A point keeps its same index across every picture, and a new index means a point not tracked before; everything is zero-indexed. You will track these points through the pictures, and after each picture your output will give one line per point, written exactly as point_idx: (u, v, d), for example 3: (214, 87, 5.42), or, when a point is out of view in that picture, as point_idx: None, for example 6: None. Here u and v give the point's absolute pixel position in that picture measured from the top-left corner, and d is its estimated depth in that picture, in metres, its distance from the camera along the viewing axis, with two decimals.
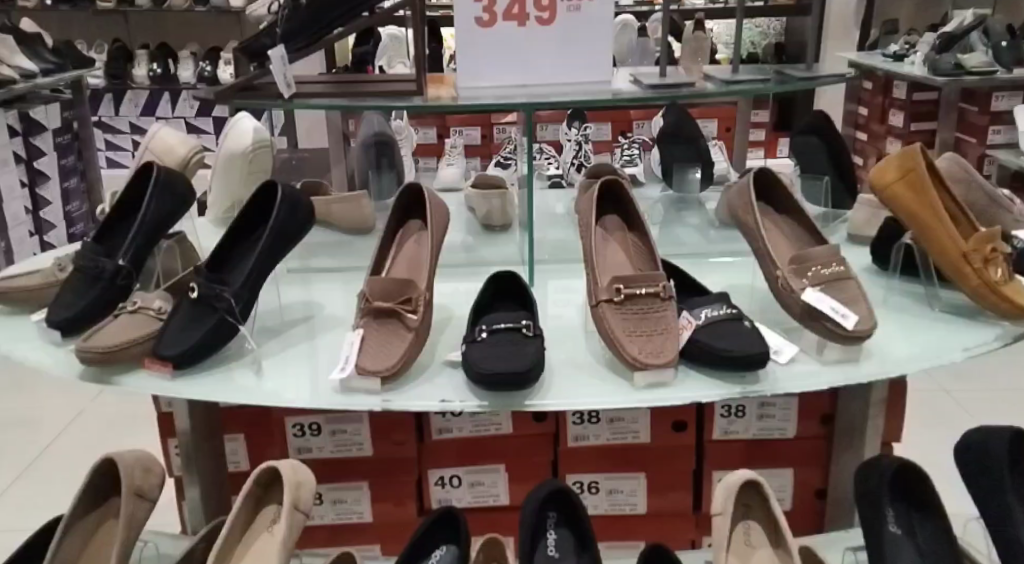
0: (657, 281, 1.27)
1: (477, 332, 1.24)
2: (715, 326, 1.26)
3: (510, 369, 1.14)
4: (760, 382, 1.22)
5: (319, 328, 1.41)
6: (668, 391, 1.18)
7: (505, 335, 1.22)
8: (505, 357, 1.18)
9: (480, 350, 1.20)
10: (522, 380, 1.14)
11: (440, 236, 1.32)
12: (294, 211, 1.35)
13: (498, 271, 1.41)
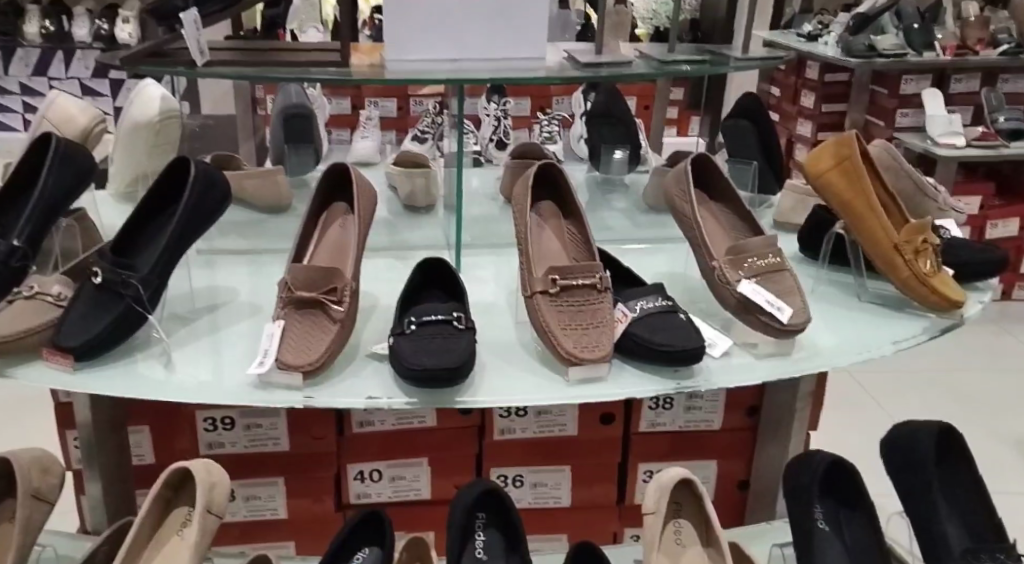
0: (594, 273, 1.23)
1: (405, 324, 1.18)
2: (652, 319, 1.23)
3: (442, 366, 1.09)
4: (694, 377, 1.21)
5: (232, 317, 1.33)
6: (603, 388, 1.16)
7: (435, 329, 1.17)
8: (436, 353, 1.12)
9: (409, 344, 1.15)
10: (453, 377, 1.09)
11: (367, 221, 1.24)
12: (209, 187, 1.23)
13: (427, 257, 1.34)
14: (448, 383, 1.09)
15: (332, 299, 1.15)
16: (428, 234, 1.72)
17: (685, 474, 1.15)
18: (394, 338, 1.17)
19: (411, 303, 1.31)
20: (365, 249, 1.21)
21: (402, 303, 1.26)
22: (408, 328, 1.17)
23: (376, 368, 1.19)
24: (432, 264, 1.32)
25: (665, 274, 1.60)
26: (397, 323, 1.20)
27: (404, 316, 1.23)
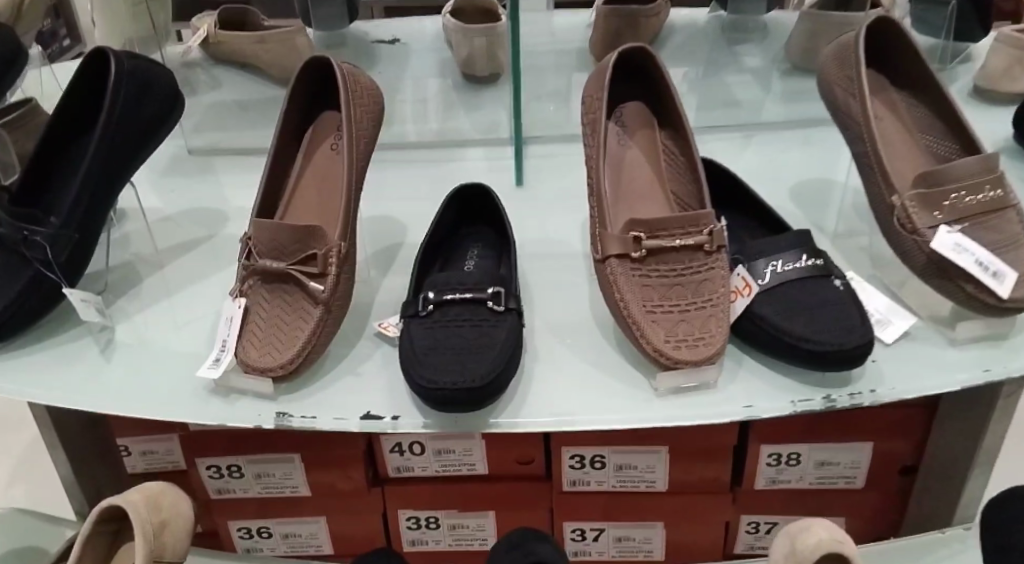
0: (702, 222, 0.79)
1: (420, 303, 0.80)
2: (790, 297, 0.80)
3: (461, 382, 0.72)
4: (853, 384, 0.78)
5: (207, 268, 0.99)
6: (708, 408, 0.76)
7: (464, 313, 0.79)
8: (459, 357, 0.75)
9: (423, 339, 0.77)
10: (478, 398, 0.72)
11: (363, 142, 0.83)
12: (141, 97, 0.88)
13: (464, 186, 0.95)
14: (472, 408, 0.72)
15: (310, 269, 0.77)
16: (489, 132, 1.31)
17: (830, 539, 0.74)
18: (404, 323, 0.80)
19: (437, 255, 0.93)
20: (358, 188, 0.82)
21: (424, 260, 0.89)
22: (423, 310, 0.80)
23: (380, 362, 0.83)
24: (476, 192, 0.95)
25: (808, 191, 1.14)
26: (410, 297, 0.83)
27: (422, 286, 0.86)
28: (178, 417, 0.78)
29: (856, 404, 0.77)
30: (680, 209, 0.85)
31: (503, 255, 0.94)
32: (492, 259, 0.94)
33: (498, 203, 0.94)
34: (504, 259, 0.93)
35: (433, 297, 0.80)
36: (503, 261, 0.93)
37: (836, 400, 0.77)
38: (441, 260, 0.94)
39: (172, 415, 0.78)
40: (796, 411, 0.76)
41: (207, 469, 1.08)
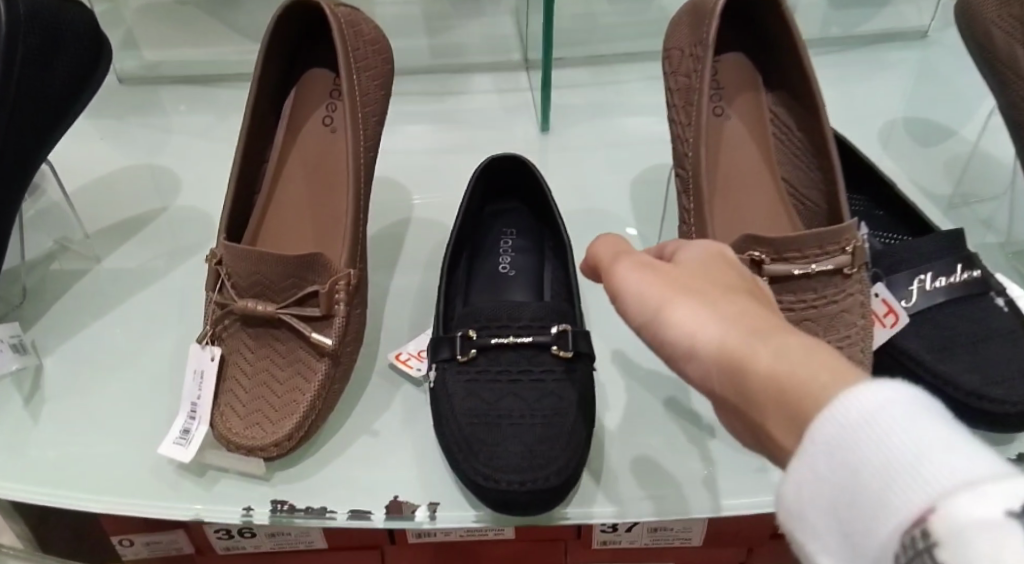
0: (840, 235, 0.58)
1: (459, 346, 0.59)
2: (947, 327, 0.62)
3: (530, 476, 0.53)
4: (1019, 440, 0.61)
5: (163, 265, 0.77)
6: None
7: (519, 362, 0.59)
8: (521, 432, 0.55)
9: (467, 401, 0.57)
10: (552, 495, 0.53)
11: (369, 122, 0.61)
12: (49, 53, 0.62)
13: (493, 157, 0.69)
14: (543, 507, 0.54)
15: (311, 312, 0.56)
16: (499, 51, 0.99)
17: None
18: (436, 373, 0.59)
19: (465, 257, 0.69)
20: (368, 189, 0.60)
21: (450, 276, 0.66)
22: (464, 357, 0.59)
23: (405, 414, 0.64)
24: (512, 164, 0.69)
25: (916, 130, 0.90)
26: (439, 332, 0.62)
27: (452, 313, 0.64)
28: (144, 511, 0.58)
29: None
30: (796, 206, 0.64)
31: (547, 248, 0.70)
32: (533, 255, 0.70)
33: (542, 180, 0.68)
34: (549, 255, 0.69)
35: (476, 338, 0.59)
36: (552, 259, 0.69)
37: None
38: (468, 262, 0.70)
39: (136, 508, 0.58)
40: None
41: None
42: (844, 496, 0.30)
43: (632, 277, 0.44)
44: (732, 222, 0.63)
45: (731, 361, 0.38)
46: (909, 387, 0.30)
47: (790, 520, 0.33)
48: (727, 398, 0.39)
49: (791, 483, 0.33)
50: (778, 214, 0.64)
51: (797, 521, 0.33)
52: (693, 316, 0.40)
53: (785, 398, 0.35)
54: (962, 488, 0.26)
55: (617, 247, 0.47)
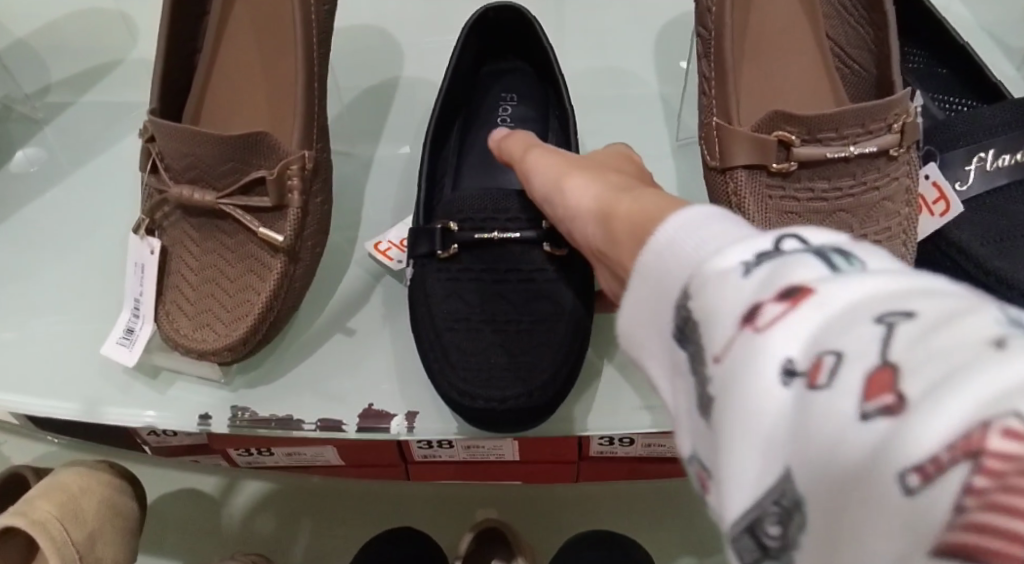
0: (890, 112, 0.48)
1: (438, 240, 0.51)
2: (1005, 215, 0.53)
3: (510, 393, 0.46)
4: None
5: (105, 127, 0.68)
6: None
7: (507, 262, 0.51)
8: (506, 342, 0.48)
9: (446, 305, 0.50)
10: (534, 413, 0.47)
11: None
12: None
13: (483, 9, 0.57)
14: (526, 425, 0.47)
15: (258, 202, 0.48)
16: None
17: None
18: (415, 268, 0.52)
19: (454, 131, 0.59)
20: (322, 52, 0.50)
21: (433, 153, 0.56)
22: (443, 253, 0.51)
23: (376, 309, 0.57)
24: (507, 16, 0.58)
25: None
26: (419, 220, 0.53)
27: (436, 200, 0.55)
28: (109, 417, 0.53)
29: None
30: (841, 66, 0.54)
31: (553, 118, 0.59)
32: (536, 126, 0.59)
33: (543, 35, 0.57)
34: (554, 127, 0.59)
35: (457, 232, 0.52)
36: (557, 131, 0.58)
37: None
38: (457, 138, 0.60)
39: (99, 415, 0.53)
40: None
41: (234, 451, 0.62)
42: (651, 306, 0.26)
43: (539, 162, 0.45)
44: (763, 89, 0.53)
45: (602, 215, 0.36)
46: (708, 203, 0.27)
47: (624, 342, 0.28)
48: (604, 248, 0.36)
49: (623, 316, 0.28)
50: (818, 81, 0.53)
51: (627, 345, 0.28)
52: (582, 186, 0.40)
53: (640, 224, 0.32)
54: (712, 258, 0.24)
55: (531, 141, 0.47)
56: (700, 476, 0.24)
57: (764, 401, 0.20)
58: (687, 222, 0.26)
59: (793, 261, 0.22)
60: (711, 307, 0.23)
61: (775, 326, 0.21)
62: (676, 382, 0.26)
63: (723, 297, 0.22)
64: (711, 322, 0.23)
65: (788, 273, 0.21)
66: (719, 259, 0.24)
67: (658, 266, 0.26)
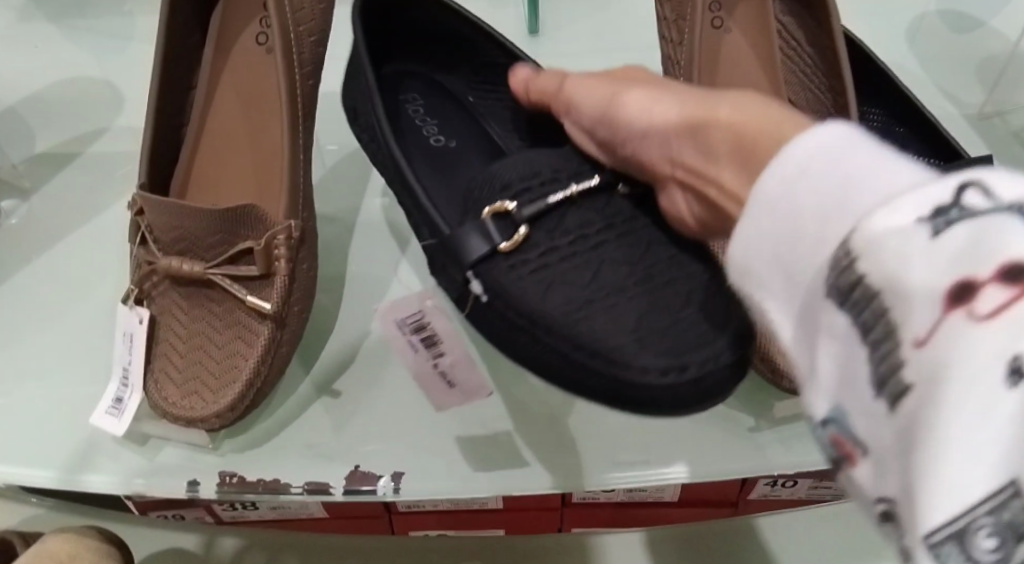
0: None
1: (499, 239, 0.40)
2: None
3: (713, 353, 0.37)
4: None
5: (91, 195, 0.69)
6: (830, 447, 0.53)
7: (575, 218, 0.41)
8: (649, 307, 0.39)
9: (547, 296, 0.39)
10: (743, 353, 0.38)
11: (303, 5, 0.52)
12: None
13: (353, 15, 0.49)
14: (732, 386, 0.39)
15: (247, 272, 0.49)
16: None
17: None
18: (466, 300, 0.41)
19: (355, 114, 0.49)
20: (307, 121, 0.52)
21: (375, 130, 0.46)
22: (507, 247, 0.40)
23: (364, 372, 0.58)
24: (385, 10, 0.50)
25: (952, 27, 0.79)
26: (438, 243, 0.42)
27: (418, 205, 0.43)
28: (97, 487, 0.53)
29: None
30: None
31: (468, 100, 0.55)
32: (454, 115, 0.54)
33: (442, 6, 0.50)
34: (478, 104, 0.54)
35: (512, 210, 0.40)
36: (482, 102, 0.54)
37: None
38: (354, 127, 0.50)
39: (87, 485, 0.53)
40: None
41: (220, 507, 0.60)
42: (787, 243, 0.25)
43: (582, 92, 0.45)
44: None
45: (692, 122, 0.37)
46: (847, 123, 0.25)
47: (741, 283, 0.27)
48: (700, 170, 0.37)
49: (740, 242, 0.26)
50: None
51: (741, 285, 0.27)
52: (647, 100, 0.41)
53: (730, 124, 0.34)
54: (878, 207, 0.22)
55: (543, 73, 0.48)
56: (840, 441, 0.23)
57: (971, 378, 0.19)
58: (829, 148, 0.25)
59: (992, 220, 0.19)
60: (892, 268, 0.21)
61: (998, 314, 0.19)
62: (810, 345, 0.24)
63: (909, 258, 0.20)
64: (901, 298, 0.21)
65: (1000, 238, 0.19)
66: (891, 206, 0.21)
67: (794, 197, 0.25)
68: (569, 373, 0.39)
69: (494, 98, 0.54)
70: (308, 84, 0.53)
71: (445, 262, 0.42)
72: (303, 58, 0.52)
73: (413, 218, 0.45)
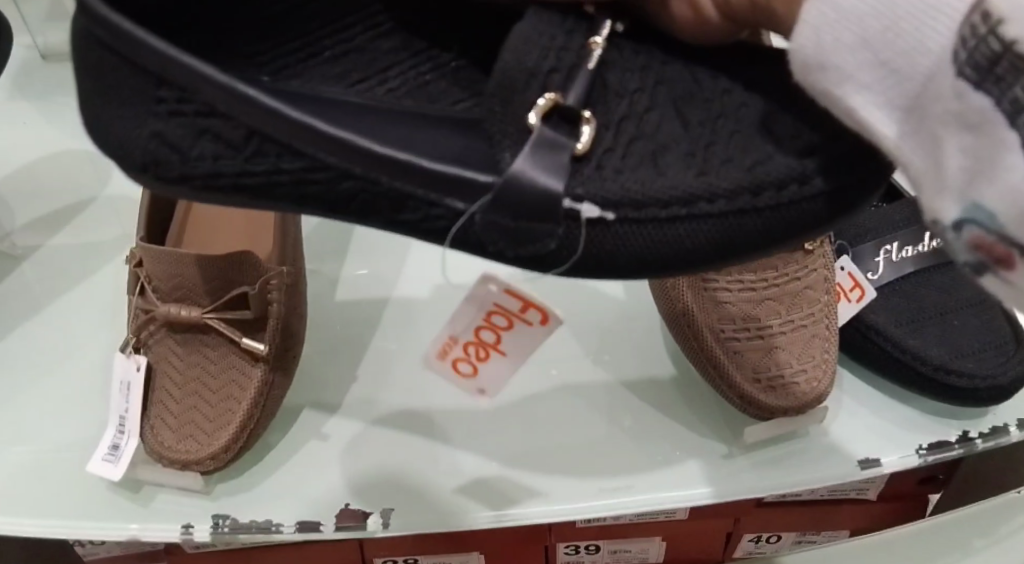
0: None
1: (566, 141, 0.33)
2: (912, 299, 0.59)
3: (795, 173, 0.32)
4: (994, 413, 0.57)
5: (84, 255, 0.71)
6: (811, 470, 0.54)
7: (633, 77, 0.35)
8: (736, 131, 0.34)
9: (657, 179, 0.33)
10: (837, 167, 0.32)
11: (88, 48, 0.34)
12: None
13: (78, 40, 0.34)
14: (854, 191, 0.33)
15: (241, 315, 0.53)
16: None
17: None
18: (561, 222, 0.34)
19: (214, 153, 0.34)
20: None
21: (210, 91, 0.33)
22: (581, 146, 0.34)
23: (351, 415, 0.60)
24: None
25: None
26: (508, 224, 0.34)
27: (374, 182, 0.34)
28: (95, 530, 0.54)
29: (998, 444, 0.55)
30: None
31: (352, 88, 0.41)
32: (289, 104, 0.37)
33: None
34: (334, 53, 0.41)
35: (565, 100, 0.34)
36: (357, 59, 0.42)
37: (974, 440, 0.55)
38: (211, 171, 0.35)
39: (84, 528, 0.54)
40: (922, 464, 0.55)
41: None
42: (880, 31, 0.27)
43: None
44: None
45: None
46: None
47: (810, 75, 0.29)
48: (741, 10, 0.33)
49: (820, 22, 0.28)
50: None
51: (817, 77, 0.29)
52: None
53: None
54: None
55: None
56: (983, 241, 0.27)
57: None
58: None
59: None
60: None
61: None
62: (955, 144, 0.27)
63: None
64: None
65: None
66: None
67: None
68: (677, 259, 0.35)
69: (373, 53, 0.42)
70: (120, 129, 0.35)
71: (522, 231, 0.34)
72: (111, 77, 0.34)
73: (415, 221, 0.35)
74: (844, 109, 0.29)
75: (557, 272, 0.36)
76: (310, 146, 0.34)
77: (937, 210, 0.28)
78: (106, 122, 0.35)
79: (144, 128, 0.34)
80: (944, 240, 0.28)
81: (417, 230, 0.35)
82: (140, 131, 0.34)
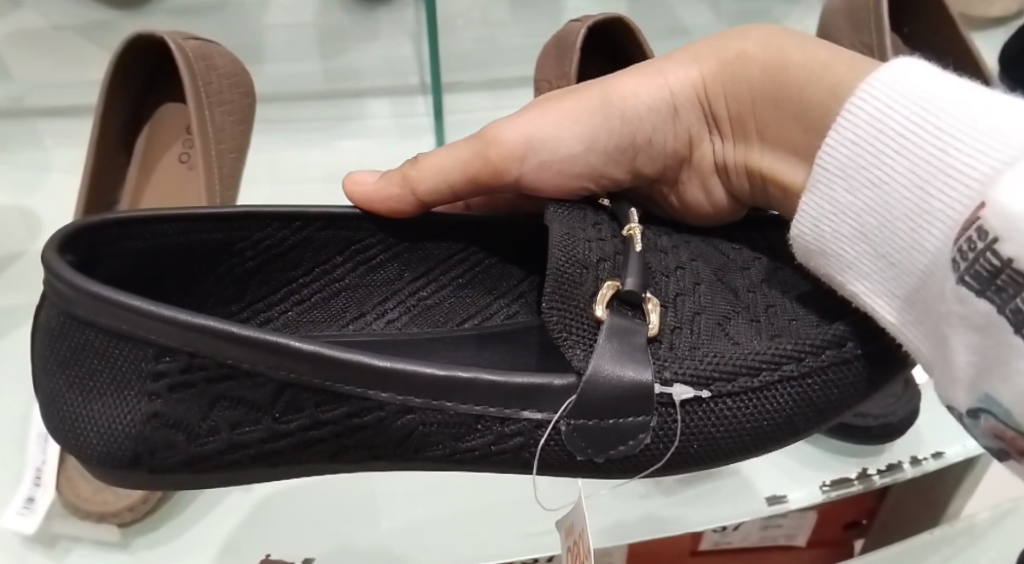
0: None
1: (640, 324, 0.33)
2: None
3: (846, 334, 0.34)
4: (887, 449, 0.57)
5: None
6: (756, 505, 0.54)
7: (671, 258, 0.37)
8: (780, 299, 0.36)
9: (736, 349, 0.34)
10: (867, 333, 0.34)
11: (62, 344, 0.31)
12: None
13: (49, 318, 0.32)
14: (892, 357, 0.35)
15: None
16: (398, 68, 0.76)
17: None
18: (655, 411, 0.32)
19: (232, 421, 0.32)
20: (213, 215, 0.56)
21: (212, 342, 0.30)
22: (654, 326, 0.33)
23: None
24: (89, 251, 0.33)
25: None
26: (597, 424, 0.32)
27: (438, 410, 0.32)
28: None
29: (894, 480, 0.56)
30: None
31: (347, 326, 0.43)
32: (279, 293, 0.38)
33: (185, 212, 0.35)
34: (329, 293, 0.42)
35: (627, 285, 0.33)
36: (352, 295, 0.42)
37: (872, 476, 0.56)
38: (232, 440, 0.32)
39: None
40: (825, 501, 0.55)
41: None
42: (881, 223, 0.32)
43: (514, 126, 0.41)
44: None
45: (627, 145, 0.41)
46: (915, 69, 0.31)
47: (816, 259, 0.35)
48: (759, 186, 0.41)
49: (822, 218, 0.34)
50: None
51: (820, 258, 0.34)
52: (636, 86, 0.40)
53: (743, 79, 0.38)
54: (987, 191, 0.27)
55: (389, 172, 0.42)
56: (1000, 431, 0.30)
57: None
58: (902, 73, 0.31)
59: None
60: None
61: None
62: (970, 348, 0.29)
63: None
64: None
65: None
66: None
67: (874, 152, 0.31)
68: (762, 430, 0.34)
69: (364, 287, 0.42)
70: (107, 426, 0.32)
71: (613, 430, 0.33)
72: (96, 367, 0.31)
73: (484, 447, 0.33)
74: (854, 295, 0.34)
75: (646, 473, 0.35)
76: (338, 381, 0.31)
77: (954, 397, 0.31)
78: (74, 419, 0.32)
79: (136, 412, 0.31)
80: (969, 421, 0.32)
81: (492, 459, 0.33)
82: (131, 423, 0.32)
